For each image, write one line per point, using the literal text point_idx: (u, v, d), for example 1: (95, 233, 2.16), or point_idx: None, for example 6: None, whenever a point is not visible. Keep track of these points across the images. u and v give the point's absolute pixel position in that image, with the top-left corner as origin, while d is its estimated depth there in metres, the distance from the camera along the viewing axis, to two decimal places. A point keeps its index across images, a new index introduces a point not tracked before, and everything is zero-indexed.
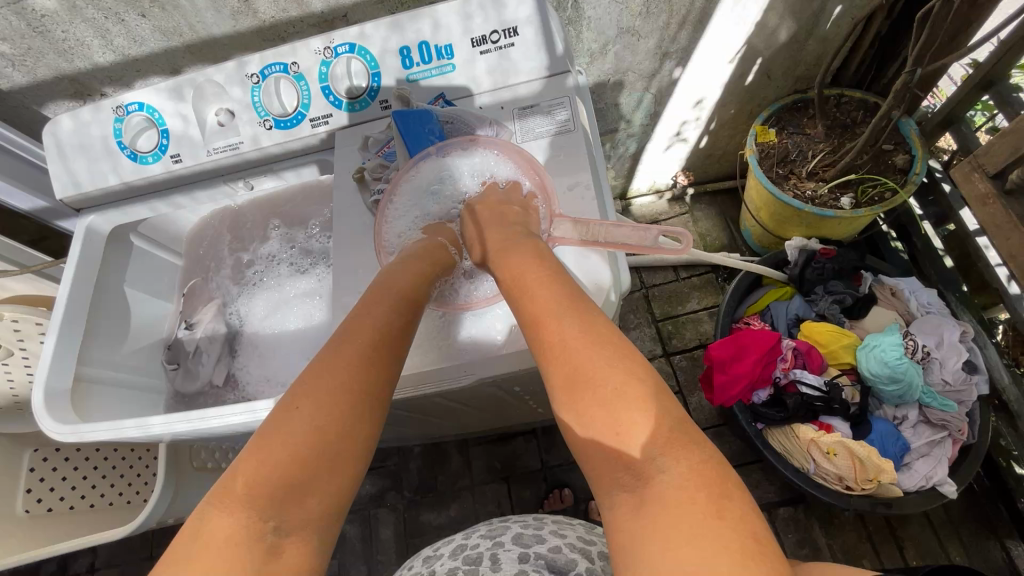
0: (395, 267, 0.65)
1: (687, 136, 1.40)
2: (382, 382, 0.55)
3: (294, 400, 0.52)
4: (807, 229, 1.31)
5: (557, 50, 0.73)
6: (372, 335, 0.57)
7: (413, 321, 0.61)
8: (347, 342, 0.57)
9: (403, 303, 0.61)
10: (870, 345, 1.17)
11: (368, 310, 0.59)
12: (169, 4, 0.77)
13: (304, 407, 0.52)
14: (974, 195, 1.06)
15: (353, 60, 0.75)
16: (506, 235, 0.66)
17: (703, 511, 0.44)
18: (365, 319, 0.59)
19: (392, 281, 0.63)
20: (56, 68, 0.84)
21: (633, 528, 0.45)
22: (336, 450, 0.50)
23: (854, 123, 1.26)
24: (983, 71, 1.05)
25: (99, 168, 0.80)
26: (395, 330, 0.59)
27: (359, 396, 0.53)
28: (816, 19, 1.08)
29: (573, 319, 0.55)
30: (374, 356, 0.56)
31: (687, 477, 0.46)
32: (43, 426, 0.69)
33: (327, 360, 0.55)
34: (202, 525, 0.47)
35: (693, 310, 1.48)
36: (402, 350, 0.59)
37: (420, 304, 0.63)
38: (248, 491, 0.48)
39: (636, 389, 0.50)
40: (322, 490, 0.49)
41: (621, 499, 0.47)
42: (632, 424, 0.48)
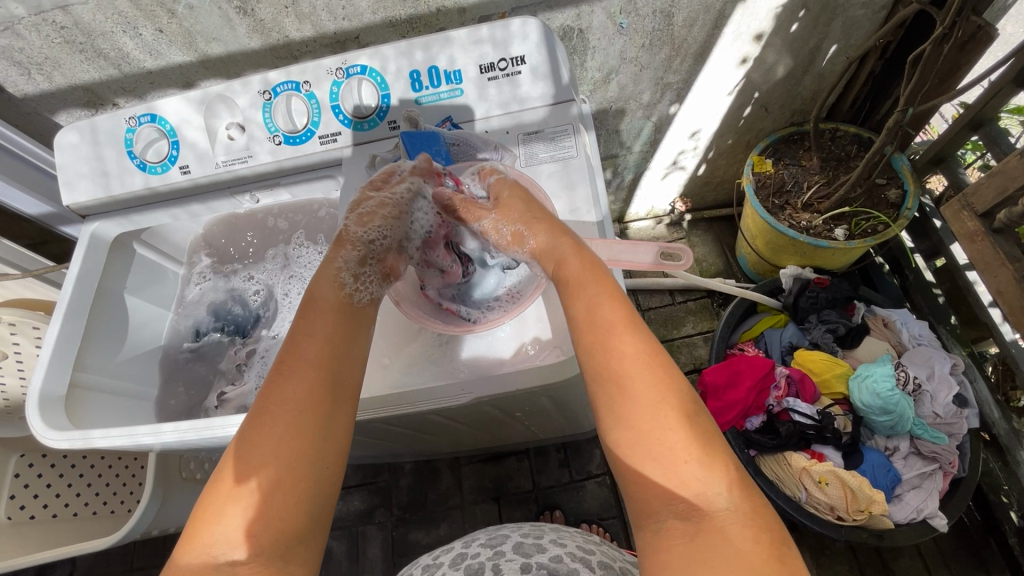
0: (342, 275, 0.63)
1: (685, 165, 1.43)
2: (335, 397, 0.56)
3: (260, 410, 0.54)
4: (802, 258, 1.33)
5: (562, 79, 0.75)
6: (316, 354, 0.57)
7: (359, 333, 0.62)
8: (290, 361, 0.57)
9: (344, 316, 0.61)
10: (862, 375, 1.18)
11: (306, 329, 0.59)
12: (187, 21, 0.79)
13: (263, 433, 0.53)
14: (963, 232, 1.09)
15: (364, 81, 0.76)
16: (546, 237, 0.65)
17: (764, 551, 0.48)
18: (306, 336, 0.58)
19: (324, 291, 0.62)
20: (72, 78, 0.86)
21: (685, 555, 0.48)
22: (302, 470, 0.53)
23: (849, 156, 1.30)
24: (972, 112, 1.08)
25: (108, 176, 0.81)
26: (339, 343, 0.59)
27: (315, 415, 0.54)
28: (812, 56, 1.12)
29: (626, 338, 0.55)
30: (322, 370, 0.56)
31: (737, 505, 0.50)
32: (35, 430, 0.68)
33: (274, 382, 0.56)
34: (190, 558, 0.51)
35: (688, 334, 1.50)
36: (353, 361, 0.59)
37: (364, 315, 0.63)
38: (225, 524, 0.51)
39: (681, 412, 0.52)
40: (279, 500, 0.51)
41: (670, 526, 0.50)
42: (682, 449, 0.50)
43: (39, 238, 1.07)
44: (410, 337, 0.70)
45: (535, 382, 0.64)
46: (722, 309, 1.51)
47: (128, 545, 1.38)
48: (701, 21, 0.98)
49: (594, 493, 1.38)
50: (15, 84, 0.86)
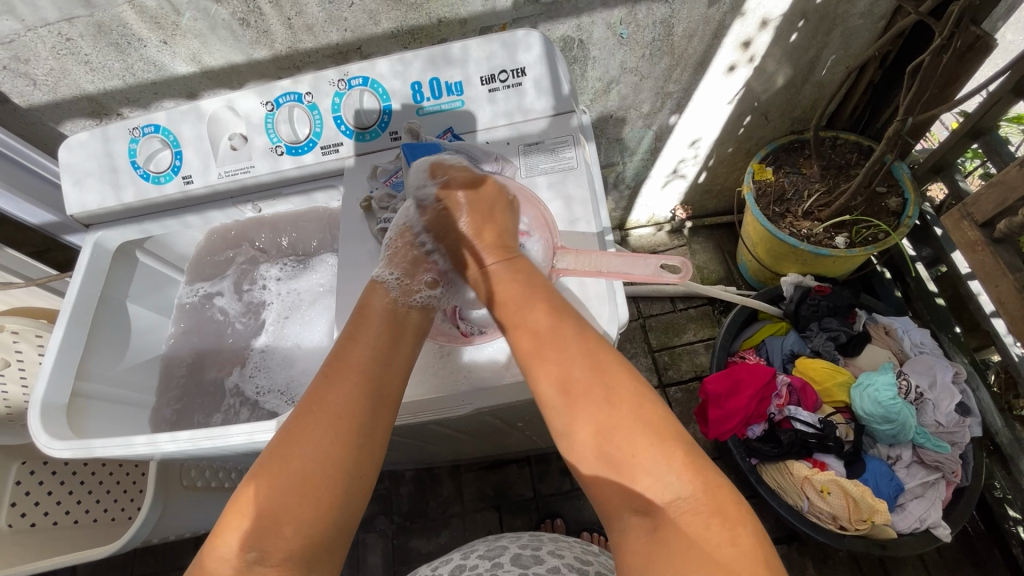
0: (385, 282, 0.66)
1: (685, 173, 1.43)
2: (374, 408, 0.57)
3: (295, 423, 0.56)
4: (803, 266, 1.33)
5: (563, 91, 0.76)
6: (360, 362, 0.59)
7: (405, 344, 0.63)
8: (339, 367, 0.59)
9: (392, 327, 0.63)
10: (864, 384, 1.17)
11: (355, 335, 0.62)
12: (191, 32, 0.80)
13: (301, 437, 0.55)
14: (964, 241, 1.09)
15: (366, 92, 0.77)
16: (499, 250, 0.67)
17: (717, 534, 0.48)
18: (353, 344, 0.61)
19: (376, 299, 0.65)
20: (77, 88, 0.87)
21: (647, 554, 0.49)
22: (331, 479, 0.53)
23: (849, 165, 1.30)
24: (972, 121, 1.09)
25: (112, 185, 0.82)
26: (386, 353, 0.61)
27: (353, 422, 0.56)
28: (811, 66, 1.12)
29: (558, 349, 0.57)
30: (368, 379, 0.58)
31: (699, 501, 0.50)
32: (37, 440, 0.68)
33: (319, 387, 0.58)
34: (214, 552, 0.52)
35: (689, 341, 1.50)
36: (395, 372, 0.60)
37: (410, 327, 0.64)
38: (247, 522, 0.52)
39: (604, 404, 0.53)
40: (297, 519, 0.52)
41: (634, 524, 0.51)
42: (625, 443, 0.52)
43: (43, 246, 1.08)
44: None
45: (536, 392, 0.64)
46: (723, 316, 1.51)
47: (128, 553, 1.38)
48: (700, 32, 0.99)
49: None
50: (21, 94, 0.86)
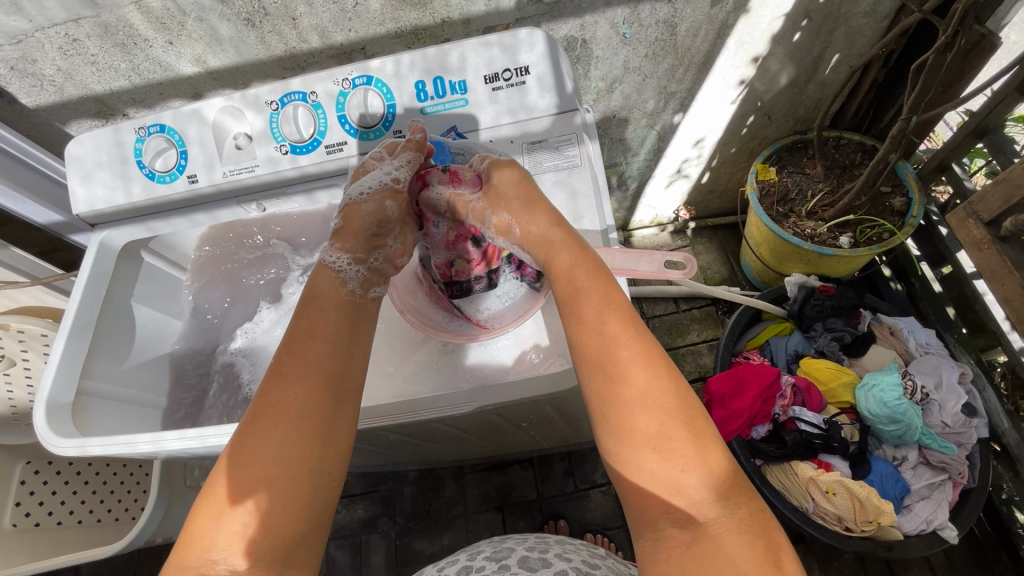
0: (339, 269, 0.64)
1: (688, 173, 1.43)
2: (334, 399, 0.56)
3: (253, 422, 0.54)
4: (807, 266, 1.32)
5: (567, 89, 0.75)
6: (313, 354, 0.57)
7: (360, 335, 0.62)
8: (290, 362, 0.57)
9: (343, 316, 0.61)
10: (869, 384, 1.17)
11: (306, 328, 0.59)
12: (197, 32, 0.81)
13: (260, 438, 0.53)
14: (970, 240, 1.08)
15: (370, 91, 0.77)
16: (538, 217, 0.62)
17: (761, 556, 0.47)
18: (302, 337, 0.58)
19: (325, 286, 0.63)
20: (83, 89, 0.88)
21: (678, 562, 0.48)
22: (298, 477, 0.52)
23: (853, 165, 1.30)
24: (977, 120, 1.08)
25: (116, 184, 0.82)
26: (339, 343, 0.59)
27: (314, 417, 0.54)
28: (815, 66, 1.12)
29: (625, 341, 0.54)
30: (322, 371, 0.56)
31: (745, 522, 0.49)
32: (43, 438, 0.68)
33: (269, 386, 0.55)
34: (182, 568, 0.50)
35: (692, 342, 1.49)
36: (349, 362, 0.59)
37: (360, 315, 0.63)
38: (219, 534, 0.50)
39: (661, 406, 0.51)
40: (275, 523, 0.51)
41: (671, 534, 0.49)
42: (659, 431, 0.50)
43: (49, 246, 1.08)
44: (414, 347, 0.72)
45: (538, 391, 0.63)
46: (727, 317, 1.50)
47: (132, 553, 1.38)
48: (703, 32, 0.99)
49: (598, 502, 1.37)
50: (28, 95, 0.87)
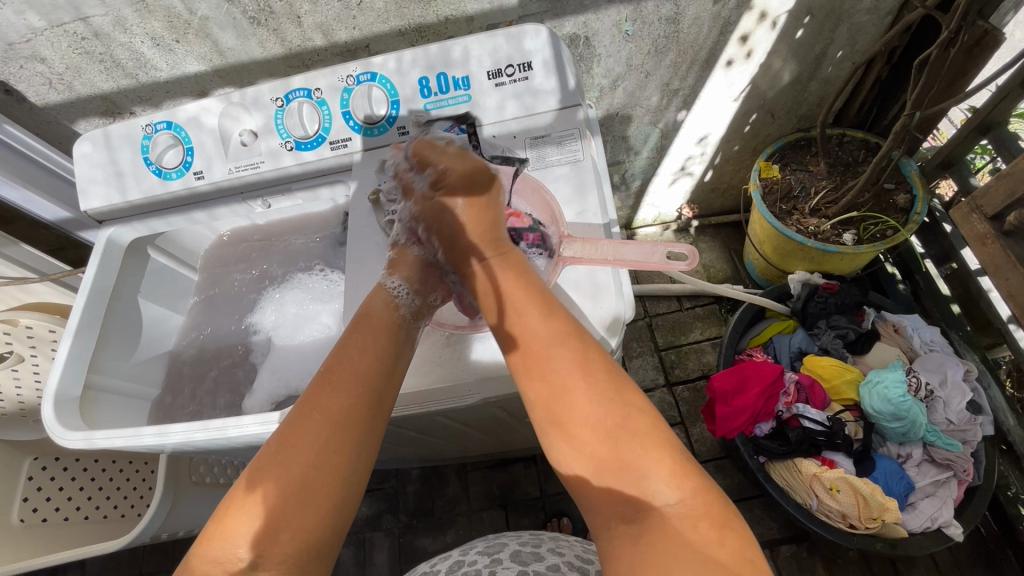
0: (393, 292, 0.65)
1: (691, 171, 1.43)
2: (373, 410, 0.57)
3: (299, 418, 0.55)
4: (810, 264, 1.32)
5: (569, 84, 0.76)
6: (360, 367, 0.58)
7: (400, 346, 0.62)
8: (340, 373, 0.57)
9: (392, 335, 0.62)
10: (873, 381, 1.17)
11: (358, 342, 0.60)
12: (203, 31, 0.82)
13: (292, 443, 0.53)
14: (973, 235, 1.08)
15: (374, 88, 0.78)
16: (490, 239, 0.65)
17: (707, 537, 0.48)
18: (351, 352, 0.59)
19: (377, 304, 0.64)
20: (91, 87, 0.89)
21: (631, 552, 0.49)
22: (329, 485, 0.52)
23: (856, 162, 1.30)
24: (981, 116, 1.08)
25: (123, 180, 0.83)
26: (386, 359, 0.60)
27: (352, 427, 0.55)
28: (818, 63, 1.13)
29: (556, 339, 0.56)
30: (367, 387, 0.57)
31: (690, 506, 0.50)
32: (51, 432, 0.69)
33: (314, 395, 0.56)
34: (207, 556, 0.51)
35: (696, 340, 1.49)
36: (392, 380, 0.60)
37: (406, 331, 0.64)
38: (242, 527, 0.51)
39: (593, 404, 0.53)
40: (294, 525, 0.51)
41: (622, 530, 0.50)
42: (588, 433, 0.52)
43: (57, 244, 1.09)
44: (416, 338, 0.69)
45: None
46: (731, 315, 1.50)
47: (137, 550, 1.39)
48: (705, 30, 0.99)
49: None
50: (37, 93, 0.88)
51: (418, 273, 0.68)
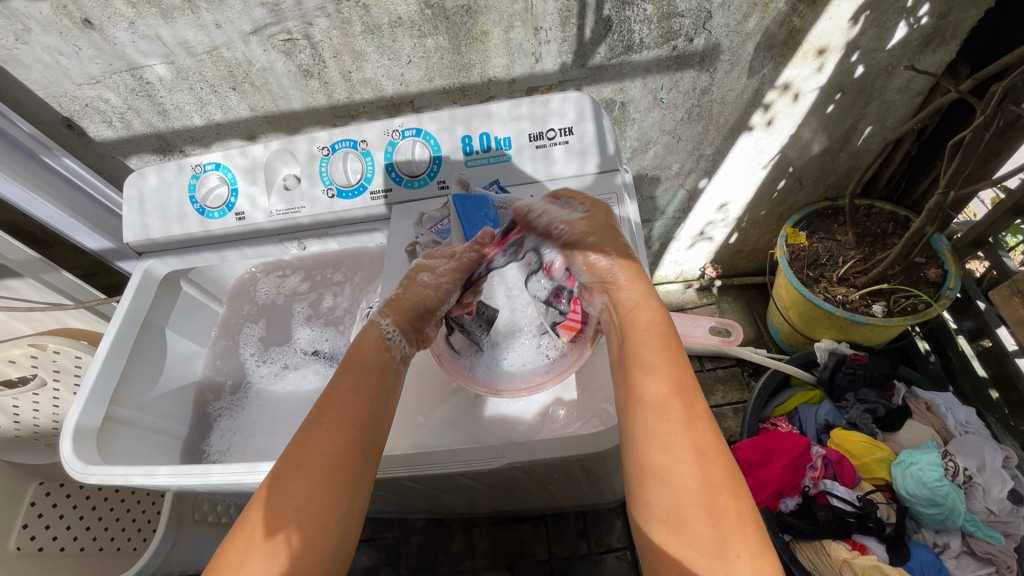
0: (386, 334, 0.64)
1: (715, 234, 1.44)
2: (368, 449, 0.55)
3: (301, 449, 0.53)
4: (838, 333, 1.29)
5: (608, 150, 0.78)
6: (350, 401, 0.57)
7: (387, 388, 0.61)
8: (331, 410, 0.56)
9: (380, 374, 0.61)
10: (905, 462, 1.12)
11: (345, 379, 0.59)
12: (260, 80, 0.86)
13: (297, 474, 0.52)
14: (1014, 318, 1.05)
15: (417, 143, 0.80)
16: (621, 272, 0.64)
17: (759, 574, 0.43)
18: (341, 391, 0.58)
19: (365, 344, 0.63)
20: (148, 127, 0.93)
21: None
22: (326, 533, 0.50)
23: (885, 234, 1.29)
24: (1016, 198, 1.07)
25: (161, 233, 0.86)
26: (375, 397, 0.58)
27: (347, 464, 0.53)
28: (848, 137, 1.15)
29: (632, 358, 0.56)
30: (366, 419, 0.56)
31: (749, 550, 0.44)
32: (69, 465, 0.69)
33: (306, 433, 0.54)
34: None
35: (717, 403, 1.45)
36: (384, 414, 0.58)
37: (392, 375, 0.62)
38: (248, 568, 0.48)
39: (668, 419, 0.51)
40: (306, 563, 0.48)
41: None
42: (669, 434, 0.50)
43: (91, 269, 1.12)
44: (443, 398, 0.68)
45: (571, 451, 0.62)
46: (753, 379, 1.47)
47: None
48: (737, 100, 1.02)
49: (613, 569, 1.30)
50: (96, 130, 0.92)
51: (415, 318, 0.66)
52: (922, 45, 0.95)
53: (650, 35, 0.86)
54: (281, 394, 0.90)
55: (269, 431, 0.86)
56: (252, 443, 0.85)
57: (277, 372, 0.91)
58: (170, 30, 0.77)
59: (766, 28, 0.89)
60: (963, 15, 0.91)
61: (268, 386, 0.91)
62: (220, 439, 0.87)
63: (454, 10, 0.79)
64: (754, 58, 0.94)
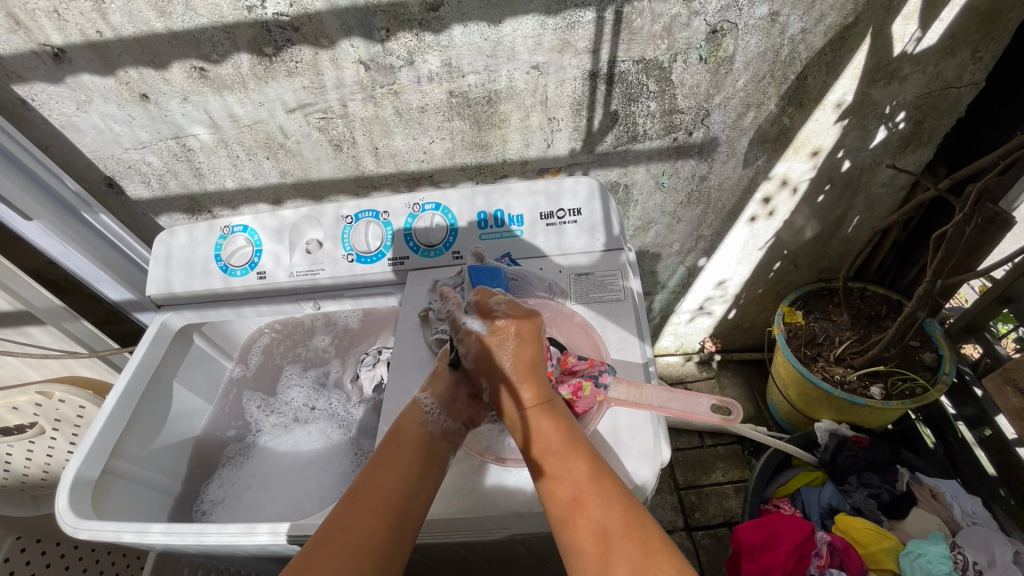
0: (427, 411, 0.64)
1: (713, 309, 1.48)
2: (400, 534, 0.55)
3: (334, 528, 0.54)
4: (837, 414, 1.29)
5: (614, 231, 0.84)
6: (387, 485, 0.57)
7: (429, 470, 0.60)
8: (366, 492, 0.57)
9: (422, 457, 0.61)
10: (914, 552, 1.09)
11: (385, 461, 0.60)
12: (293, 151, 0.94)
13: (330, 550, 0.53)
14: (1009, 407, 1.07)
15: (436, 216, 0.86)
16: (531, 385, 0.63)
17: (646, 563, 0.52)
18: (384, 470, 0.59)
19: (409, 424, 0.63)
20: (183, 188, 0.99)
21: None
22: None
23: (879, 316, 1.33)
24: (1001, 288, 1.12)
25: (183, 287, 0.90)
26: (415, 481, 0.59)
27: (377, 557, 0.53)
28: (838, 224, 1.22)
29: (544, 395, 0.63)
30: (401, 505, 0.57)
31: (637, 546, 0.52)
32: (61, 519, 0.68)
33: (344, 511, 0.56)
34: None
35: (718, 481, 1.42)
36: (421, 500, 0.58)
37: (438, 456, 0.62)
38: None
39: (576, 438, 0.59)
40: None
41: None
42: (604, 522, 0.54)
43: (105, 318, 1.14)
44: (446, 464, 0.67)
45: None
46: (755, 458, 1.45)
47: None
48: (733, 187, 1.09)
49: None
50: (134, 189, 0.99)
51: (451, 388, 0.66)
52: (902, 146, 1.04)
53: (653, 127, 0.95)
54: (280, 453, 0.89)
55: (265, 489, 0.85)
56: (245, 496, 0.84)
57: (281, 430, 0.91)
58: (220, 105, 0.85)
59: (759, 126, 0.97)
60: (937, 122, 1.00)
61: (268, 443, 0.91)
62: (219, 488, 0.86)
63: (477, 100, 0.87)
64: (749, 151, 1.02)
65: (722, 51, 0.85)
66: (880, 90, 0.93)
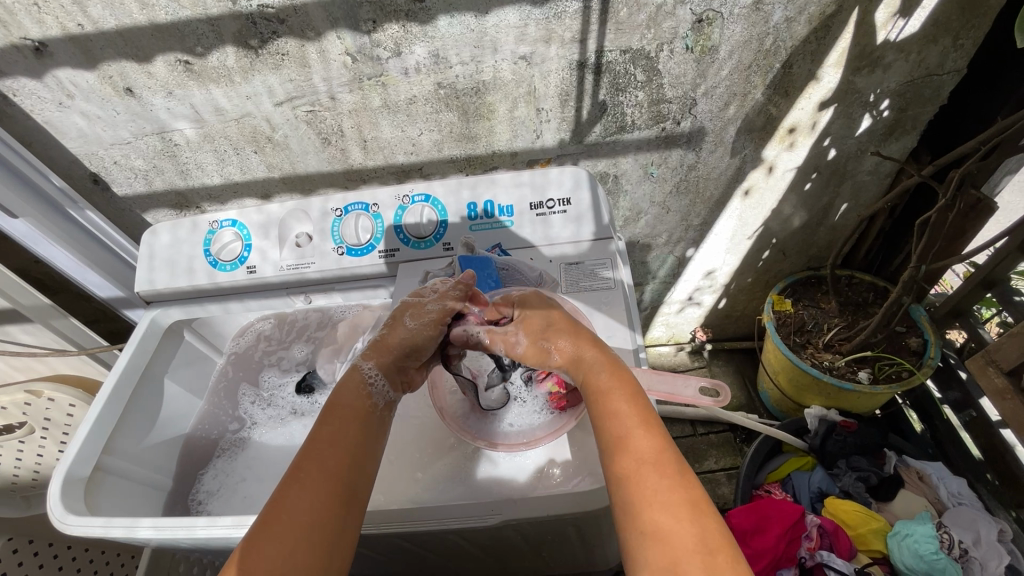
0: (369, 380, 0.62)
1: (703, 299, 1.49)
2: (347, 507, 0.53)
3: (273, 512, 0.51)
4: (827, 400, 1.31)
5: (603, 220, 0.84)
6: (330, 459, 0.55)
7: (372, 438, 0.59)
8: (303, 468, 0.54)
9: (362, 426, 0.59)
10: (901, 533, 1.11)
11: (326, 437, 0.57)
12: (280, 145, 0.93)
13: (270, 535, 0.49)
14: (992, 389, 1.09)
15: (426, 208, 0.86)
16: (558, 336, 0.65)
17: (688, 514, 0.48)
18: (322, 444, 0.56)
19: (349, 396, 0.61)
20: (169, 183, 0.98)
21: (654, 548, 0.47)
22: None
23: (866, 303, 1.34)
24: (984, 272, 1.14)
25: (172, 283, 0.89)
26: (358, 453, 0.57)
27: (324, 533, 0.51)
28: (825, 212, 1.23)
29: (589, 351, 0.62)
30: (346, 477, 0.54)
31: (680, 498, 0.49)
32: (52, 514, 0.67)
33: (282, 492, 0.52)
34: None
35: (710, 469, 1.44)
36: (367, 470, 0.57)
37: (378, 424, 0.61)
38: None
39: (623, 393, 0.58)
40: None
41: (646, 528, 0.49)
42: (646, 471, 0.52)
43: (93, 316, 1.13)
44: (440, 453, 0.68)
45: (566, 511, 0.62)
46: (746, 445, 1.47)
47: None
48: (721, 176, 1.10)
49: None
50: (120, 186, 0.98)
51: (398, 362, 0.66)
52: (886, 133, 1.05)
53: (641, 117, 0.95)
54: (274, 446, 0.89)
55: (259, 484, 0.85)
56: (242, 489, 0.85)
57: (275, 425, 0.91)
58: (205, 99, 0.84)
59: (746, 115, 0.98)
60: (920, 109, 1.01)
61: (262, 438, 0.90)
62: (214, 478, 0.87)
63: (465, 91, 0.87)
64: (736, 141, 1.03)
65: (707, 39, 0.85)
66: (863, 78, 0.94)
